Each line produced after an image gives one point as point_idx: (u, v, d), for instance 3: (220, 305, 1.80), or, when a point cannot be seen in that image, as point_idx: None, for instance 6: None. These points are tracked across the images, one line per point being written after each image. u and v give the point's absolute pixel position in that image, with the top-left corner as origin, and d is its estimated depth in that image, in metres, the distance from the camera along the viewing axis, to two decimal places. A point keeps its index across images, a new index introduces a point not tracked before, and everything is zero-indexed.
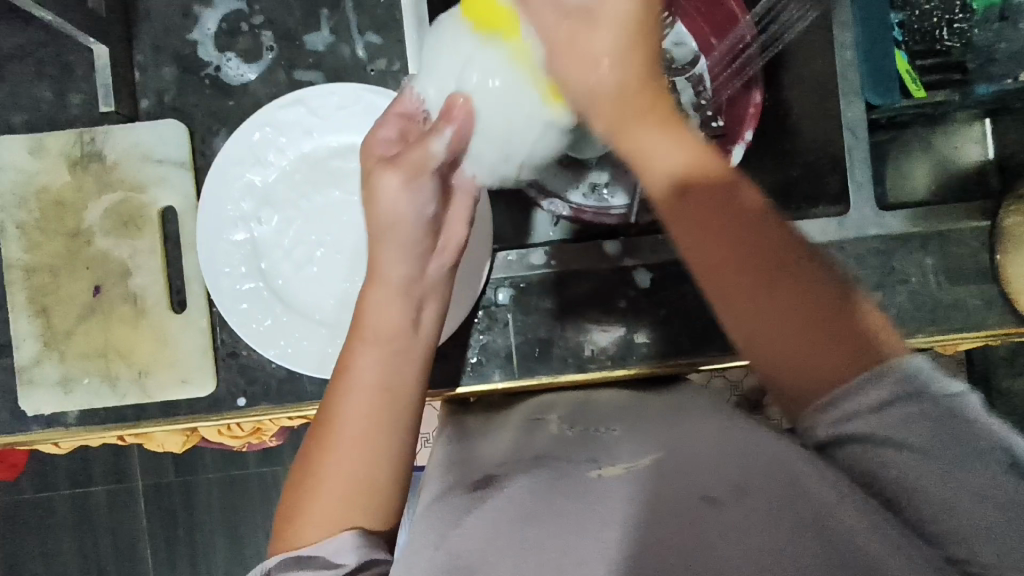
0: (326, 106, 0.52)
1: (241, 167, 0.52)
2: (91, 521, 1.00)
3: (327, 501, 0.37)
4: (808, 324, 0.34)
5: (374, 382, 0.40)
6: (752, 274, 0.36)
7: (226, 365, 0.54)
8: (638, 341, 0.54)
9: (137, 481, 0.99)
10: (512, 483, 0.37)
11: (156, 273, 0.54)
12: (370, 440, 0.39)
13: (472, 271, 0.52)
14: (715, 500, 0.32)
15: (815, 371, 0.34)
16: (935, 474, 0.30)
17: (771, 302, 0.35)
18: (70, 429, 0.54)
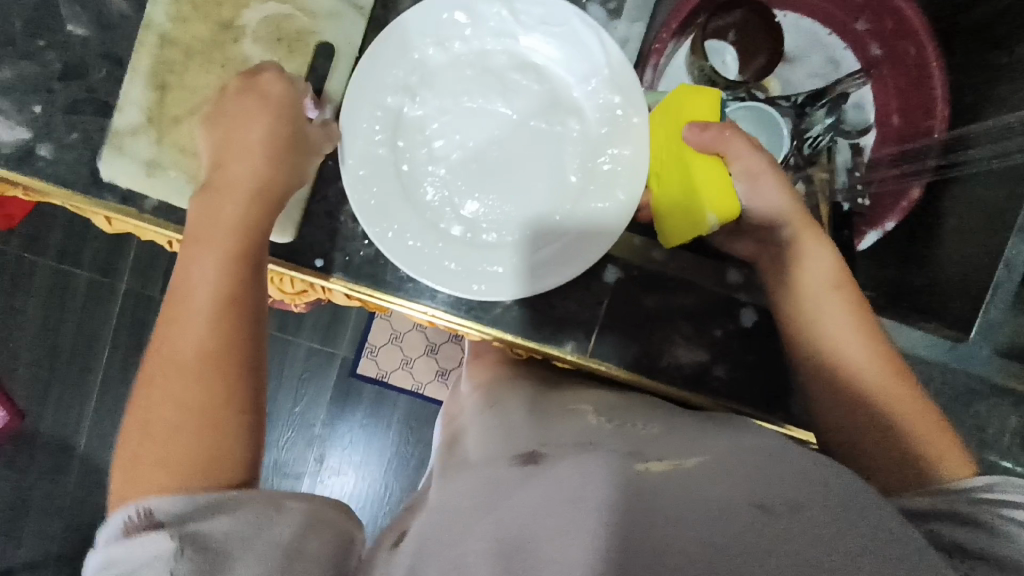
0: (532, 15, 0.49)
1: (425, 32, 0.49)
2: (66, 299, 1.03)
3: (161, 460, 0.37)
4: (874, 420, 0.45)
5: (198, 313, 0.41)
6: (845, 383, 0.46)
7: (320, 223, 0.52)
8: (713, 374, 0.53)
9: (121, 282, 1.03)
10: (560, 462, 0.36)
11: None
12: (218, 317, 0.42)
13: (590, 242, 0.49)
14: (768, 508, 0.29)
15: (883, 460, 0.44)
16: (1002, 544, 0.33)
17: (857, 404, 0.46)
18: (142, 215, 0.52)
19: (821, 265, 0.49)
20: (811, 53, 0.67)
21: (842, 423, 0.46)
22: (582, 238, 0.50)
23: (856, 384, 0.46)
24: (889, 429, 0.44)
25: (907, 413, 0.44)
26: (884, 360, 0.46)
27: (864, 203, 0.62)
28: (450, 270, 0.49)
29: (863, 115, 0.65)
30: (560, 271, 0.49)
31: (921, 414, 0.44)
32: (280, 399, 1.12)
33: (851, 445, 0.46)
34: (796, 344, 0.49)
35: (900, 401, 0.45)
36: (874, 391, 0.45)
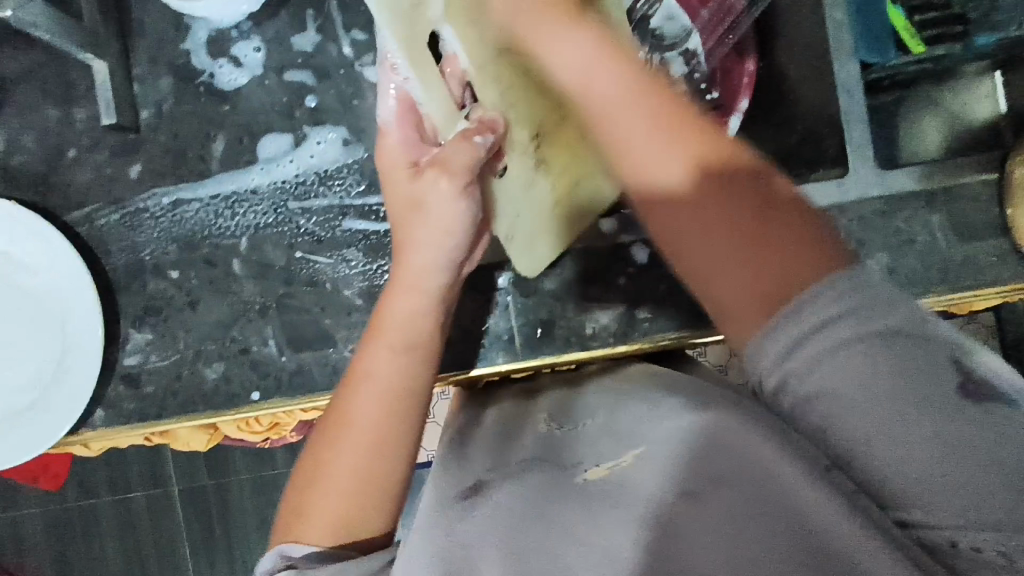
0: (261, 153, 0.55)
1: (157, 209, 0.55)
2: (134, 522, 1.16)
3: (330, 513, 0.41)
4: (730, 254, 0.36)
5: (390, 381, 0.44)
6: (692, 192, 0.37)
7: (239, 362, 0.55)
8: (640, 318, 0.54)
9: (173, 487, 1.15)
10: (501, 491, 0.39)
11: (169, 278, 0.55)
12: (404, 404, 0.44)
13: (83, 358, 0.53)
14: (692, 495, 0.35)
15: (750, 300, 0.35)
16: (883, 416, 0.31)
17: (700, 224, 0.37)
18: (95, 431, 0.55)
19: (564, 36, 0.40)
20: None
21: (690, 253, 0.37)
22: (80, 337, 0.53)
23: (698, 220, 0.37)
24: (754, 261, 0.35)
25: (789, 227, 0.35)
26: (734, 166, 0.38)
27: (716, 96, 0.60)
28: (27, 435, 0.52)
29: (678, 22, 0.58)
30: (86, 366, 0.52)
31: (772, 206, 0.36)
32: None
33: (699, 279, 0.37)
34: (645, 200, 0.39)
35: (773, 218, 0.36)
36: (732, 214, 0.36)
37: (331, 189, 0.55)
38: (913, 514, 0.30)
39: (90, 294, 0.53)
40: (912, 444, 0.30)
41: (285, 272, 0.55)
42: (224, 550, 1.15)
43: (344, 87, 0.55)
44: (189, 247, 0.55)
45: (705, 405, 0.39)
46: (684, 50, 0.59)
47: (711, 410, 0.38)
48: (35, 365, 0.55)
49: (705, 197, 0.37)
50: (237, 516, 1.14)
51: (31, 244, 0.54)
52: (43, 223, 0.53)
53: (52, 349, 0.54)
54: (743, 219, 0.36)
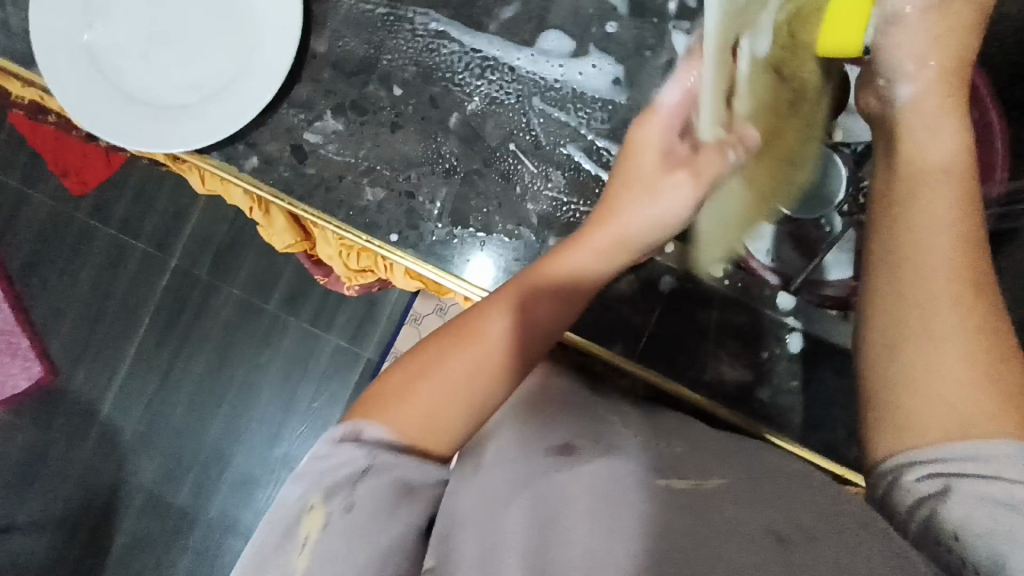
0: (539, 43, 0.55)
1: (422, 28, 0.56)
2: (122, 259, 1.21)
3: (422, 407, 0.39)
4: (918, 334, 0.34)
5: (535, 313, 0.42)
6: (941, 294, 0.34)
7: (398, 200, 0.55)
8: (758, 394, 0.54)
9: (172, 257, 1.20)
10: (593, 463, 0.38)
11: (389, 91, 0.55)
12: (534, 342, 0.42)
13: (258, 87, 0.53)
14: (786, 542, 0.33)
15: (926, 410, 0.33)
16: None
17: (931, 328, 0.33)
18: (239, 174, 0.55)
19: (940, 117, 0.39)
20: None
21: (899, 349, 0.34)
22: (267, 68, 0.53)
23: (924, 303, 0.34)
24: (953, 370, 0.33)
25: (1008, 381, 0.32)
26: (994, 303, 0.34)
27: None
28: (178, 127, 0.53)
29: None
30: (258, 95, 0.53)
31: (998, 356, 0.33)
32: (301, 392, 1.15)
33: (889, 376, 0.34)
34: (888, 254, 0.36)
35: (1006, 364, 0.33)
36: (959, 321, 0.33)
37: (577, 110, 0.54)
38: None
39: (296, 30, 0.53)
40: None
41: (489, 151, 0.55)
42: (181, 329, 1.19)
43: (645, 35, 0.55)
44: (424, 77, 0.55)
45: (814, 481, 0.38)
46: None
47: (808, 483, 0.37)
48: (201, 68, 0.54)
49: (950, 307, 0.33)
50: (237, 328, 1.18)
51: None
52: None
53: (226, 60, 0.54)
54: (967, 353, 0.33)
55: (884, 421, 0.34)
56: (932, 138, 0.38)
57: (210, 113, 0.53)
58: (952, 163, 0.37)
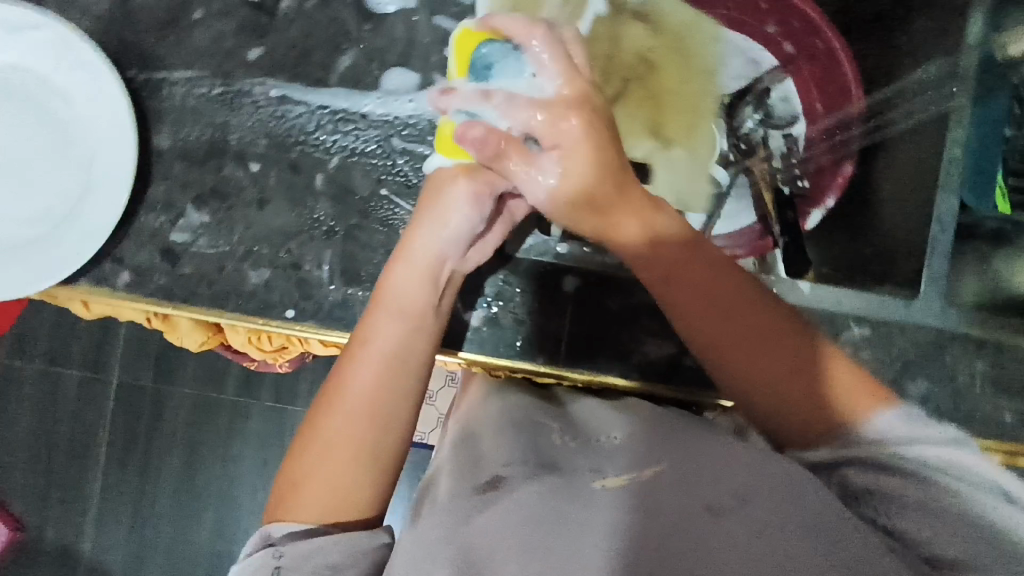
0: (384, 84, 0.54)
1: (262, 98, 0.54)
2: (57, 398, 1.11)
3: (321, 486, 0.41)
4: (741, 376, 0.45)
5: (387, 355, 0.44)
6: (751, 339, 0.45)
7: (286, 275, 0.53)
8: (684, 364, 0.55)
9: (113, 378, 1.11)
10: (523, 488, 0.40)
11: (247, 169, 0.54)
12: (401, 370, 0.44)
13: (106, 202, 0.51)
14: (715, 510, 0.36)
15: (772, 417, 0.45)
16: (897, 478, 0.39)
17: (765, 364, 0.44)
18: (113, 294, 0.53)
19: (632, 218, 0.47)
20: (730, 56, 0.61)
21: (762, 397, 0.45)
22: (110, 181, 0.51)
23: (749, 350, 0.45)
24: (784, 369, 0.44)
25: (811, 363, 0.44)
26: (748, 292, 0.46)
27: (804, 186, 0.61)
28: (30, 265, 0.50)
29: (791, 107, 0.61)
30: (107, 211, 0.51)
31: (780, 333, 0.45)
32: None
33: (764, 405, 0.45)
34: (679, 311, 0.47)
35: (790, 335, 0.45)
36: (750, 345, 0.45)
37: None
38: (933, 551, 0.36)
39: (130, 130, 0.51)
40: (947, 525, 0.36)
41: (363, 203, 0.54)
42: (142, 452, 1.12)
43: None
44: (279, 146, 0.54)
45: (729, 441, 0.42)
46: (787, 135, 0.61)
47: (736, 446, 0.41)
48: (47, 196, 0.52)
49: (764, 340, 0.45)
50: (200, 430, 1.11)
51: (80, 76, 0.51)
52: (99, 56, 0.51)
53: (72, 181, 0.52)
54: (793, 367, 0.44)
55: (778, 425, 0.45)
56: (631, 225, 0.47)
57: (62, 242, 0.50)
58: (638, 253, 0.47)
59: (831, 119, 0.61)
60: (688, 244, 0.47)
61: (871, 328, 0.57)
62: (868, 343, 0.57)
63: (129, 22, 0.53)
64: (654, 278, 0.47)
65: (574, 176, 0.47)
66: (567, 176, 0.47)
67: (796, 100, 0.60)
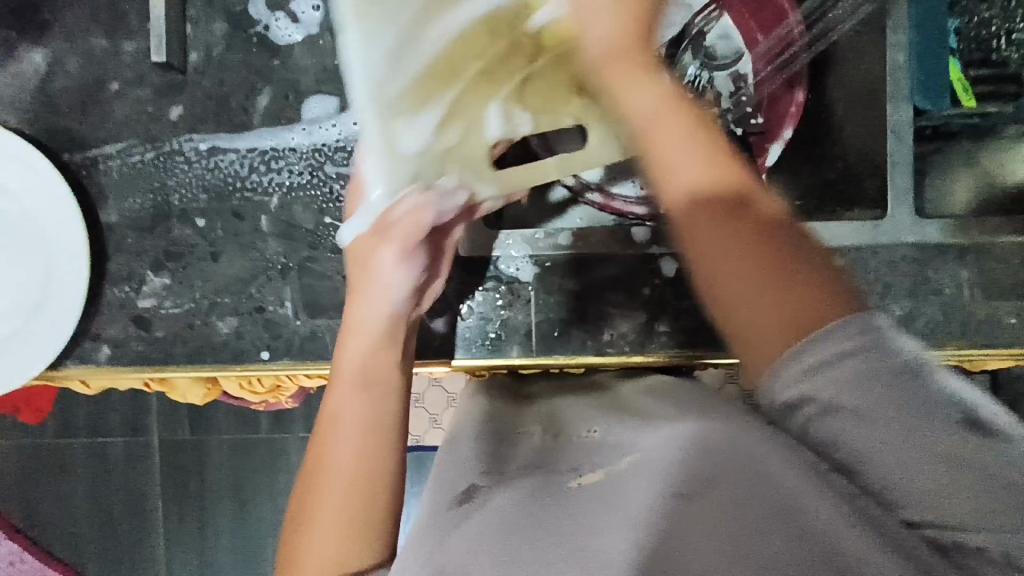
0: (305, 113, 0.55)
1: (193, 154, 0.55)
2: (107, 466, 1.17)
3: (322, 562, 0.39)
4: (719, 249, 0.37)
5: (359, 420, 0.41)
6: (732, 231, 0.37)
7: (253, 319, 0.55)
8: (658, 330, 0.54)
9: (153, 436, 1.16)
10: (494, 499, 0.39)
11: (194, 226, 0.55)
12: (381, 438, 0.41)
13: (67, 287, 0.53)
14: (687, 496, 0.35)
15: (762, 325, 0.36)
16: (876, 440, 0.31)
17: (749, 272, 0.36)
18: (98, 368, 0.55)
19: (637, 73, 0.38)
20: None
21: (727, 295, 0.37)
22: (67, 268, 0.53)
23: (713, 225, 0.37)
24: (775, 280, 0.35)
25: (811, 283, 0.35)
26: (763, 208, 0.38)
27: (759, 122, 0.58)
28: (9, 363, 0.52)
29: (732, 42, 0.57)
30: (70, 296, 0.52)
31: (801, 264, 0.36)
32: None
33: (731, 318, 0.37)
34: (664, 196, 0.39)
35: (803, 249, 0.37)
36: (739, 237, 0.37)
37: None
38: (910, 513, 0.30)
39: (73, 209, 0.53)
40: (913, 456, 0.30)
41: (311, 234, 0.54)
42: (194, 503, 1.16)
43: None
44: (219, 197, 0.55)
45: (708, 413, 0.40)
46: (732, 73, 0.58)
47: (705, 418, 0.38)
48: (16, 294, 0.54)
49: (752, 241, 0.37)
50: (242, 473, 1.15)
51: (21, 174, 0.53)
52: (33, 151, 0.53)
53: (36, 273, 0.54)
54: (797, 284, 0.35)
55: (738, 340, 0.37)
56: (628, 93, 0.38)
57: (32, 335, 0.52)
58: (646, 125, 0.38)
59: (773, 41, 0.57)
60: (719, 151, 0.39)
61: (844, 256, 0.55)
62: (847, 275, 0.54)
63: (58, 108, 0.55)
64: (675, 199, 0.38)
65: (598, 27, 0.38)
66: (607, 27, 0.38)
67: (735, 34, 0.57)
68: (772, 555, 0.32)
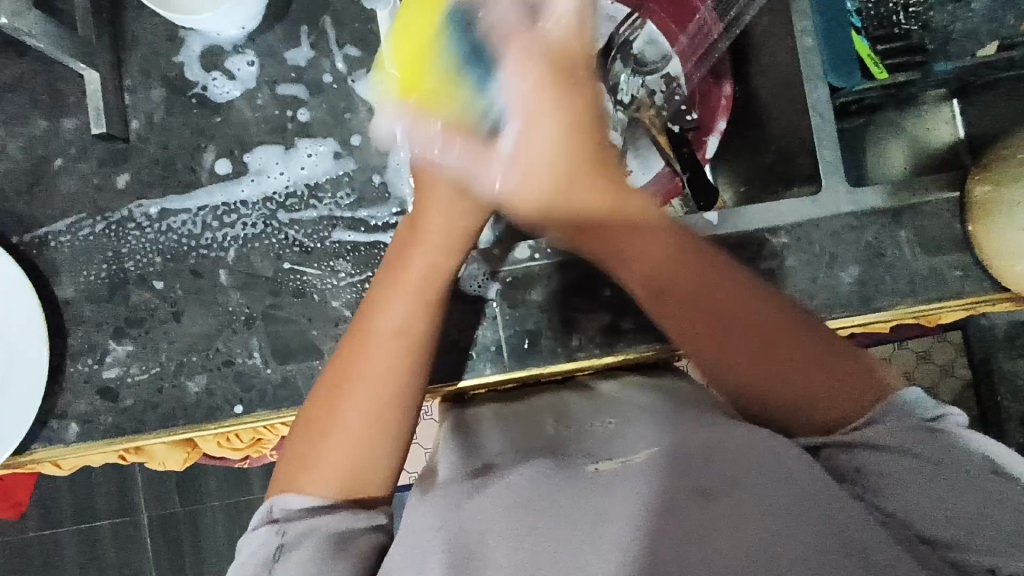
0: (250, 165, 0.56)
1: (144, 219, 0.55)
2: (98, 551, 1.12)
3: (337, 469, 0.40)
4: (730, 328, 0.42)
5: (402, 333, 0.42)
6: (734, 329, 0.41)
7: (223, 373, 0.54)
8: (625, 328, 0.55)
9: (143, 513, 1.12)
10: (512, 472, 0.39)
11: (152, 289, 0.55)
12: (412, 363, 0.43)
13: (27, 369, 0.52)
14: (708, 495, 0.35)
15: (793, 413, 0.41)
16: (898, 460, 0.37)
17: (748, 366, 0.42)
18: (68, 447, 0.54)
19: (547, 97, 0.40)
20: None
21: (729, 372, 0.42)
22: (24, 349, 0.52)
23: (706, 301, 0.42)
24: (778, 371, 0.41)
25: (821, 383, 0.41)
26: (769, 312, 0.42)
27: (694, 117, 0.62)
28: None
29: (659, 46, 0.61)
30: (30, 378, 0.52)
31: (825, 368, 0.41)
32: None
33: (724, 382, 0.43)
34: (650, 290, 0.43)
35: (804, 358, 0.41)
36: (790, 346, 0.41)
37: (321, 200, 0.55)
38: (927, 530, 0.34)
39: (28, 288, 0.52)
40: (930, 483, 0.36)
41: (271, 282, 0.55)
42: None
43: (335, 103, 0.56)
44: (175, 258, 0.55)
45: (709, 420, 0.40)
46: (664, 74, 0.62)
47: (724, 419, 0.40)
48: None
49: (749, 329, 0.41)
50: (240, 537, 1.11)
51: None
52: None
53: None
54: (794, 371, 0.41)
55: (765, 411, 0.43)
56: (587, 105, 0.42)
57: None
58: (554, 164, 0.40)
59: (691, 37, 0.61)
60: (733, 289, 0.42)
61: (790, 235, 0.57)
62: (795, 250, 0.57)
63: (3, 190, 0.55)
64: (637, 289, 0.43)
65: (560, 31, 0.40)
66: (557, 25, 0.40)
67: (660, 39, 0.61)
68: (795, 552, 0.32)
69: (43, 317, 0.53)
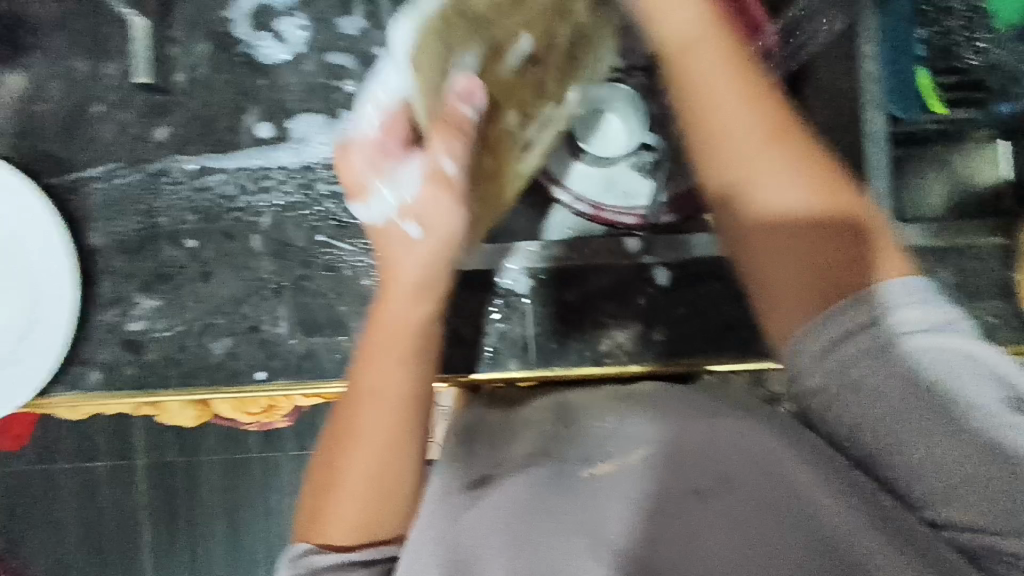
0: (292, 132, 0.55)
1: (182, 175, 0.55)
2: (92, 491, 1.14)
3: (346, 518, 0.36)
4: (771, 164, 0.35)
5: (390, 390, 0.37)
6: (774, 161, 0.35)
7: (248, 339, 0.54)
8: (652, 337, 0.55)
9: (139, 460, 1.13)
10: (511, 482, 0.38)
11: (184, 247, 0.55)
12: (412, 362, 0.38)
13: (55, 315, 0.52)
14: (699, 493, 0.35)
15: (790, 273, 0.34)
16: (916, 439, 0.31)
17: (772, 198, 0.35)
18: (89, 395, 0.54)
19: None
20: None
21: (754, 222, 0.35)
22: (54, 295, 0.52)
23: (760, 155, 0.35)
24: (802, 228, 0.34)
25: (830, 240, 0.34)
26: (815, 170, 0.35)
27: None
28: None
29: None
30: (57, 325, 0.52)
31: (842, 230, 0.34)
32: None
33: (747, 248, 0.36)
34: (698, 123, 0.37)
35: (841, 234, 0.34)
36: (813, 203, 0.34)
37: None
38: (938, 513, 0.31)
39: (61, 234, 0.52)
40: (953, 465, 0.30)
41: (304, 253, 0.54)
42: (185, 527, 1.14)
43: None
44: (209, 218, 0.55)
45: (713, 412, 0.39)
46: None
47: (721, 414, 0.39)
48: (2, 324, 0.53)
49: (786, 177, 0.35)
50: (234, 492, 1.13)
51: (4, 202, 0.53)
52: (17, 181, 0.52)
53: (20, 302, 0.53)
54: (818, 234, 0.34)
55: (761, 268, 0.35)
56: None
57: (20, 365, 0.51)
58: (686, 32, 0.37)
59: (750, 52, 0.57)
60: (753, 92, 0.36)
61: None
62: None
63: (41, 132, 0.55)
64: (694, 134, 0.37)
65: None
66: None
67: None
68: (779, 550, 0.32)
69: (76, 266, 0.53)
